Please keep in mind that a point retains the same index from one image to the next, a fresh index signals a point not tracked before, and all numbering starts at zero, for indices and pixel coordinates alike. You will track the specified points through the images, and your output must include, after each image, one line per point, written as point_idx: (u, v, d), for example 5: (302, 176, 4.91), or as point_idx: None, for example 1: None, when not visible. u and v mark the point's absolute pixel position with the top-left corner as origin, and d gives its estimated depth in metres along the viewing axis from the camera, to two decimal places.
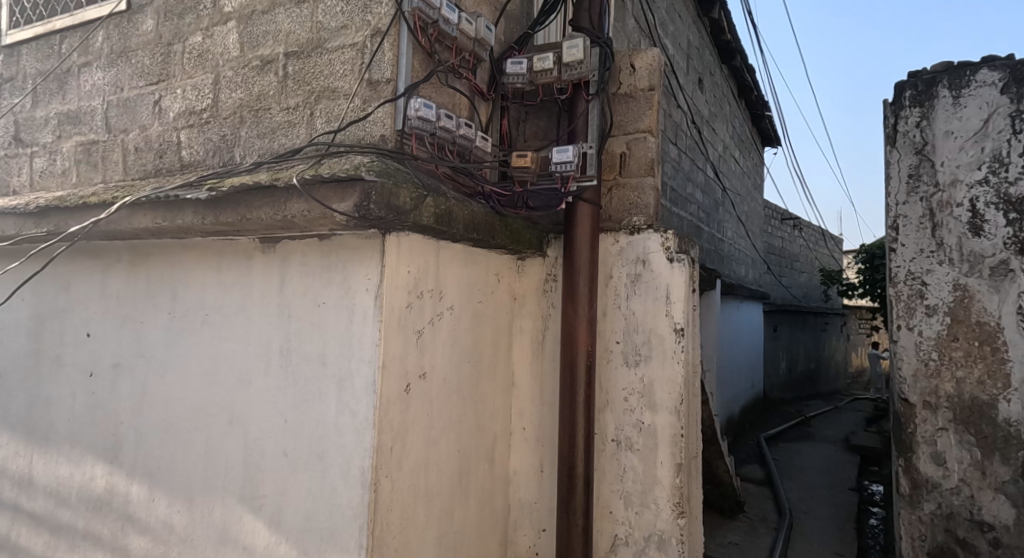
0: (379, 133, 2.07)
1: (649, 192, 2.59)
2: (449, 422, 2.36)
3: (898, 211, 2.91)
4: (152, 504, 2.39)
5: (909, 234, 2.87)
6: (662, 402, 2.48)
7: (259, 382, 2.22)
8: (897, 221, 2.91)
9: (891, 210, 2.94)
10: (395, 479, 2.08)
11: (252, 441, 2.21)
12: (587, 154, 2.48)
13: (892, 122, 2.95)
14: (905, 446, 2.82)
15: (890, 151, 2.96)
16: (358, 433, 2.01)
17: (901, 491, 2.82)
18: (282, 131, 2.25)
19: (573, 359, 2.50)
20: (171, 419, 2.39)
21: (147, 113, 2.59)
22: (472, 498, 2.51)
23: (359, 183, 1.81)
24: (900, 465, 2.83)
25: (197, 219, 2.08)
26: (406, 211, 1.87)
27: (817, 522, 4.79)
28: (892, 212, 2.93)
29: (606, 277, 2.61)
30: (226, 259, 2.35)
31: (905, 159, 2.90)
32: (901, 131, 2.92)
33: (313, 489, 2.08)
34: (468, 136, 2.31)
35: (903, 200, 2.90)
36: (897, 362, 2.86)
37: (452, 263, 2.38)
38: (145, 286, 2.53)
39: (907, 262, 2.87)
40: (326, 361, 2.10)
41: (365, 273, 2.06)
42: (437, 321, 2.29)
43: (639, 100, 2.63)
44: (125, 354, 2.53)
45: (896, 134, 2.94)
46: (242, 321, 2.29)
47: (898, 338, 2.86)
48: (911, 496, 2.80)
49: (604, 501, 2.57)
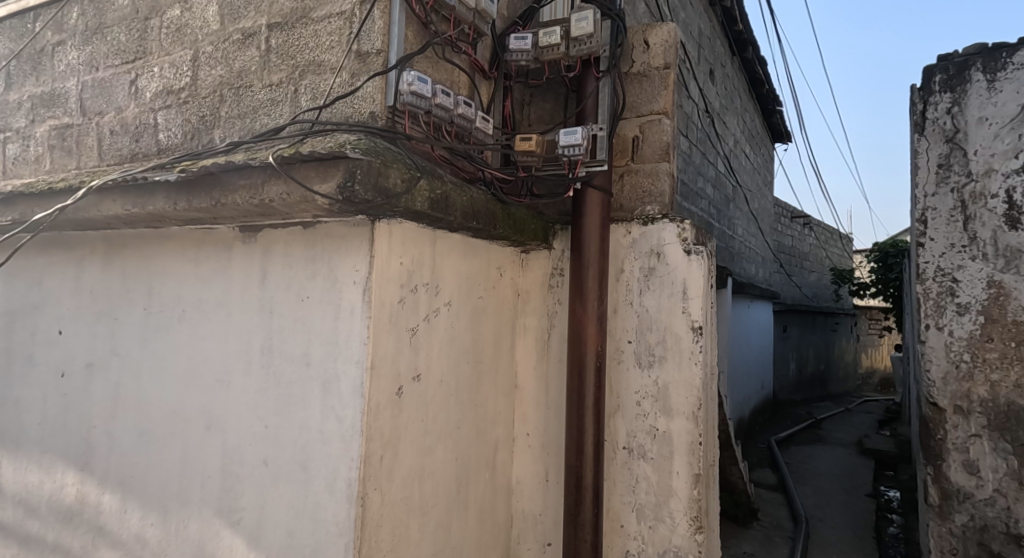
0: (369, 110, 1.88)
1: (664, 179, 2.39)
2: (446, 429, 2.17)
3: (926, 203, 2.70)
4: (124, 516, 2.20)
5: (939, 227, 2.66)
6: (678, 408, 2.28)
7: (239, 384, 2.04)
8: (925, 214, 2.70)
9: (918, 201, 2.73)
10: (385, 491, 1.88)
11: (231, 448, 2.02)
12: (597, 136, 2.29)
13: (920, 109, 2.75)
14: (934, 453, 2.60)
15: (918, 139, 2.75)
16: (344, 441, 1.82)
17: (930, 502, 2.61)
18: (264, 110, 2.07)
19: (581, 360, 2.30)
20: (146, 424, 2.20)
21: (123, 94, 2.41)
22: (471, 510, 2.32)
23: (342, 162, 1.61)
24: (928, 474, 2.61)
25: (169, 205, 1.89)
26: (396, 195, 1.68)
27: (833, 531, 4.57)
28: (921, 204, 2.72)
29: (616, 272, 2.42)
30: (204, 250, 2.17)
31: (935, 148, 2.69)
32: (930, 118, 2.71)
33: (296, 502, 1.89)
34: (467, 116, 2.11)
35: (932, 192, 2.69)
36: (925, 364, 2.65)
37: (450, 255, 2.18)
38: (120, 279, 2.35)
39: (937, 257, 2.66)
40: (310, 361, 1.91)
41: (352, 265, 1.87)
42: (433, 319, 2.10)
43: (653, 79, 2.43)
44: (98, 352, 2.35)
45: (925, 121, 2.73)
46: (221, 318, 2.10)
47: (927, 339, 2.65)
48: (941, 507, 2.58)
49: (614, 514, 2.37)
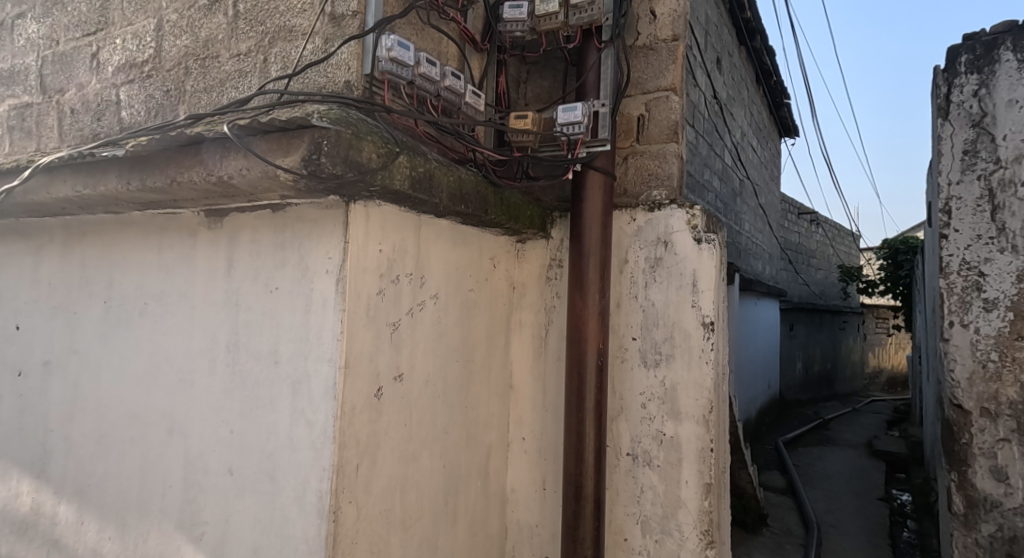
0: (343, 79, 1.69)
1: (672, 161, 2.19)
2: (432, 434, 1.98)
3: (950, 192, 2.48)
4: (80, 529, 2.01)
5: (963, 217, 2.45)
6: (687, 411, 2.08)
7: (202, 384, 1.85)
8: (948, 203, 2.49)
9: (941, 190, 2.51)
10: (361, 504, 1.69)
11: (193, 455, 1.84)
12: (598, 113, 2.09)
13: (944, 91, 2.53)
14: (958, 459, 2.40)
15: (941, 124, 2.53)
16: (315, 448, 1.63)
17: (954, 510, 2.40)
18: (232, 82, 1.87)
19: (581, 358, 2.11)
20: (106, 427, 2.02)
21: (84, 69, 2.21)
22: (460, 522, 2.12)
23: (307, 131, 1.41)
24: (952, 481, 2.41)
25: (121, 184, 1.70)
26: (370, 170, 1.48)
27: (845, 537, 4.35)
28: (944, 192, 2.50)
29: (620, 263, 2.22)
30: (168, 237, 1.98)
31: (960, 133, 2.48)
32: (955, 101, 2.50)
33: (262, 516, 1.70)
34: (456, 89, 1.92)
35: (957, 179, 2.47)
36: (948, 364, 2.44)
37: (436, 243, 1.99)
38: (80, 270, 2.16)
39: (961, 249, 2.45)
40: (278, 359, 1.72)
41: (325, 251, 1.67)
42: (417, 312, 1.91)
43: (660, 53, 2.25)
44: (57, 350, 2.16)
45: (949, 105, 2.51)
46: (184, 311, 1.91)
47: (950, 336, 2.45)
48: (966, 516, 2.38)
49: (617, 526, 2.17)
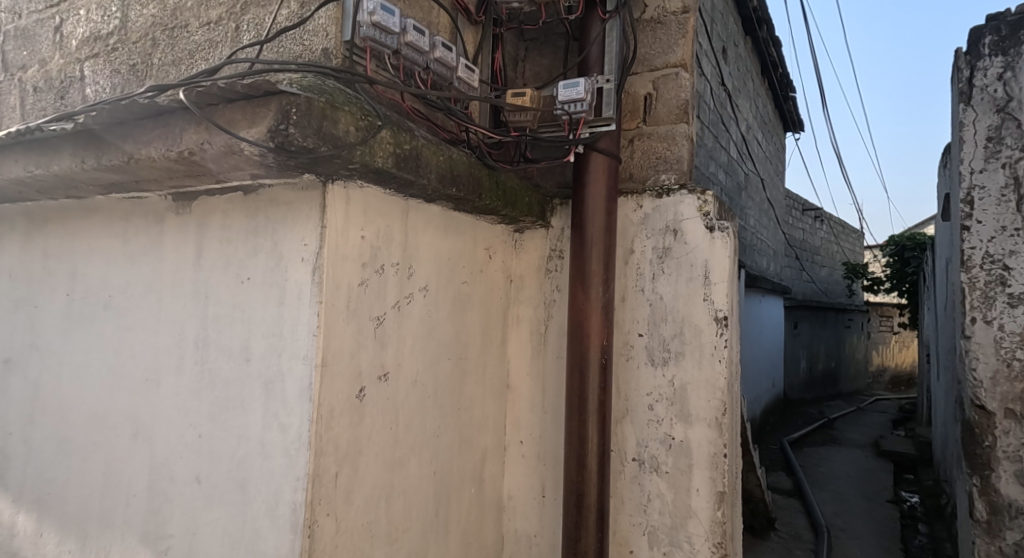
0: (321, 47, 1.53)
1: (682, 143, 2.03)
2: (421, 438, 1.81)
3: (972, 181, 2.31)
4: (39, 541, 1.86)
5: (987, 208, 2.28)
6: (699, 413, 1.92)
7: (169, 384, 1.69)
8: (970, 193, 2.32)
9: (962, 179, 2.35)
10: (341, 516, 1.53)
11: (159, 462, 1.68)
12: (602, 90, 1.93)
13: (966, 76, 2.36)
14: (981, 462, 2.23)
15: (962, 110, 2.36)
16: (289, 456, 1.47)
17: (976, 517, 2.24)
18: (202, 53, 1.71)
19: (583, 357, 1.94)
20: (67, 430, 1.86)
21: (47, 43, 2.05)
22: (452, 533, 1.97)
23: (274, 98, 1.25)
24: (973, 486, 2.25)
25: (75, 163, 1.54)
26: (347, 145, 1.33)
27: (857, 542, 4.19)
28: (965, 181, 2.33)
29: (625, 253, 2.06)
30: (133, 224, 1.82)
31: (983, 119, 2.31)
32: (978, 85, 2.33)
33: (231, 530, 1.54)
34: (447, 61, 1.75)
35: (980, 168, 2.30)
36: (970, 362, 2.27)
37: (426, 231, 1.83)
38: (42, 260, 2.00)
39: (984, 242, 2.28)
40: (250, 357, 1.56)
41: (301, 238, 1.51)
42: (405, 306, 1.74)
43: (670, 27, 2.09)
44: (16, 346, 2.00)
45: (971, 90, 2.34)
46: (150, 305, 1.75)
47: (971, 333, 2.28)
48: (990, 523, 2.21)
49: (622, 537, 2.01)
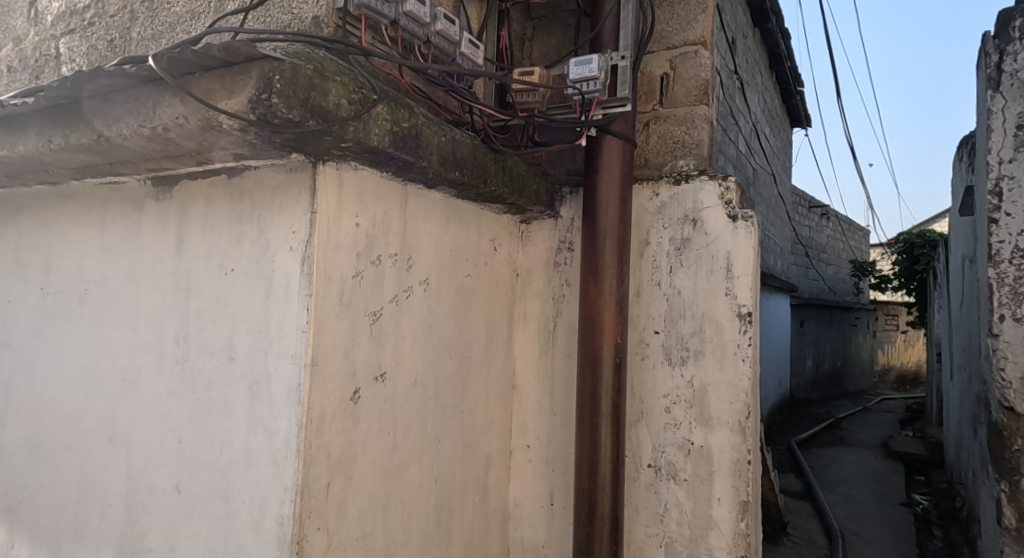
0: (311, 15, 1.40)
1: (701, 126, 1.89)
2: (420, 443, 1.68)
3: (1002, 171, 2.16)
4: (11, 553, 1.74)
5: (1017, 199, 2.12)
6: (720, 416, 1.78)
7: (147, 384, 1.55)
8: (999, 184, 2.16)
9: (990, 169, 2.19)
10: (333, 530, 1.40)
11: (136, 469, 1.55)
12: (617, 68, 1.80)
13: (994, 60, 2.19)
14: (1010, 467, 2.09)
15: (991, 96, 2.20)
16: (276, 464, 1.34)
17: (1005, 525, 2.10)
18: (183, 26, 1.58)
19: (596, 356, 1.80)
20: (39, 434, 1.73)
21: (21, 19, 1.91)
22: (454, 545, 1.83)
23: (255, 64, 1.11)
24: (1002, 492, 2.10)
25: (42, 142, 1.40)
26: (338, 119, 1.20)
27: (872, 547, 4.04)
28: (994, 171, 2.18)
29: (640, 245, 1.92)
30: (111, 212, 1.69)
31: (1014, 106, 2.15)
32: (1008, 70, 2.16)
33: (212, 545, 1.41)
34: (449, 34, 1.61)
35: (1010, 157, 2.14)
36: (998, 362, 2.12)
37: (426, 219, 1.69)
38: (15, 252, 1.87)
39: (1014, 235, 2.12)
40: (233, 355, 1.43)
41: (289, 225, 1.38)
42: (403, 301, 1.61)
43: (688, 2, 1.95)
44: None
45: (1000, 75, 2.18)
46: (128, 299, 1.62)
47: (999, 332, 2.13)
48: (1019, 531, 2.08)
49: (637, 549, 1.88)
